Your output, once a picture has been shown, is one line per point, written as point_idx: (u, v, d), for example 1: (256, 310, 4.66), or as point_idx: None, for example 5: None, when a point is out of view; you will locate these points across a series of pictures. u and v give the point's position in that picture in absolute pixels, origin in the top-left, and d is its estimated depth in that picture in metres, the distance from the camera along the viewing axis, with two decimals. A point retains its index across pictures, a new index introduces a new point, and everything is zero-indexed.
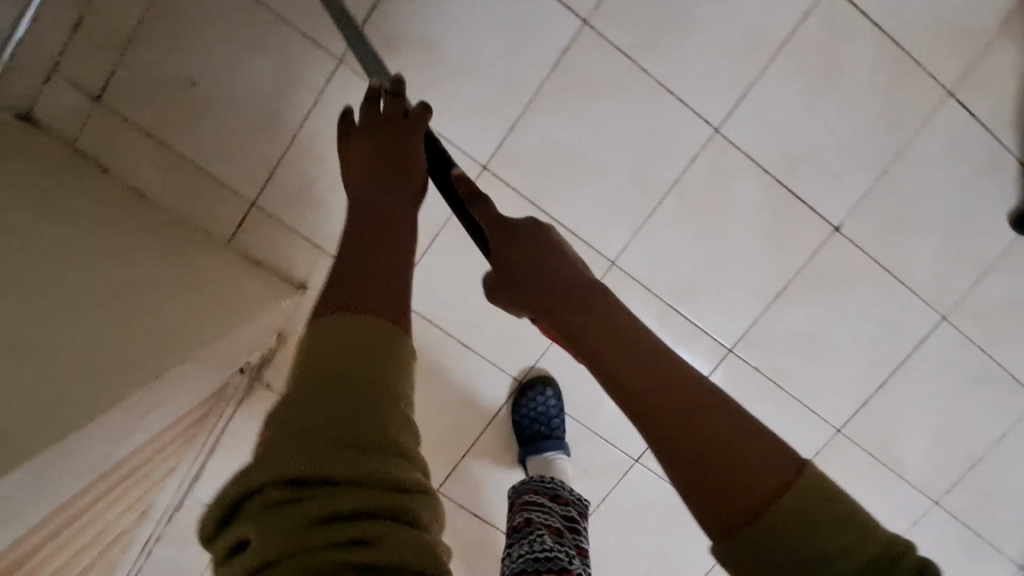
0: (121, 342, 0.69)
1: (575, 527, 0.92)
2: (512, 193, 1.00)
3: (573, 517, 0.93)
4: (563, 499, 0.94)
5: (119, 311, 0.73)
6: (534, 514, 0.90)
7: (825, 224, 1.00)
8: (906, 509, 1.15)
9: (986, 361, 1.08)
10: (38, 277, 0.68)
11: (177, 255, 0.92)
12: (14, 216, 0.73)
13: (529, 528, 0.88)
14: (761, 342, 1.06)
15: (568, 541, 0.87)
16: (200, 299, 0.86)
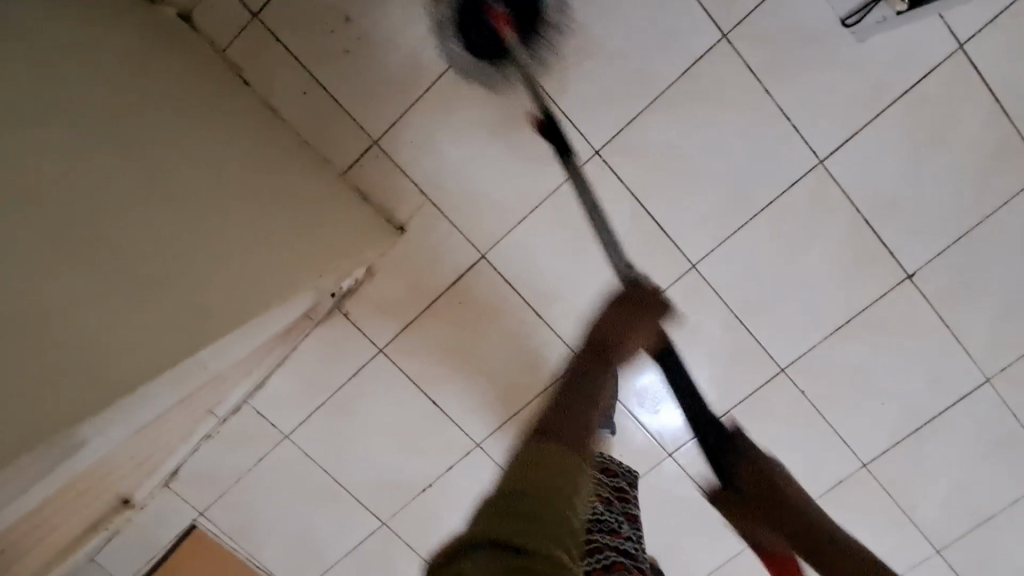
0: (211, 282, 0.70)
1: (625, 497, 0.99)
2: (617, 182, 1.06)
3: (622, 488, 1.00)
4: (611, 471, 1.02)
5: (181, 253, 0.68)
6: None
7: (899, 270, 1.06)
8: (908, 552, 1.22)
9: (1018, 430, 1.13)
10: (120, 194, 0.64)
11: (287, 187, 0.96)
12: (152, 118, 0.76)
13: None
14: (813, 368, 1.12)
15: (617, 508, 0.94)
16: (296, 242, 0.91)
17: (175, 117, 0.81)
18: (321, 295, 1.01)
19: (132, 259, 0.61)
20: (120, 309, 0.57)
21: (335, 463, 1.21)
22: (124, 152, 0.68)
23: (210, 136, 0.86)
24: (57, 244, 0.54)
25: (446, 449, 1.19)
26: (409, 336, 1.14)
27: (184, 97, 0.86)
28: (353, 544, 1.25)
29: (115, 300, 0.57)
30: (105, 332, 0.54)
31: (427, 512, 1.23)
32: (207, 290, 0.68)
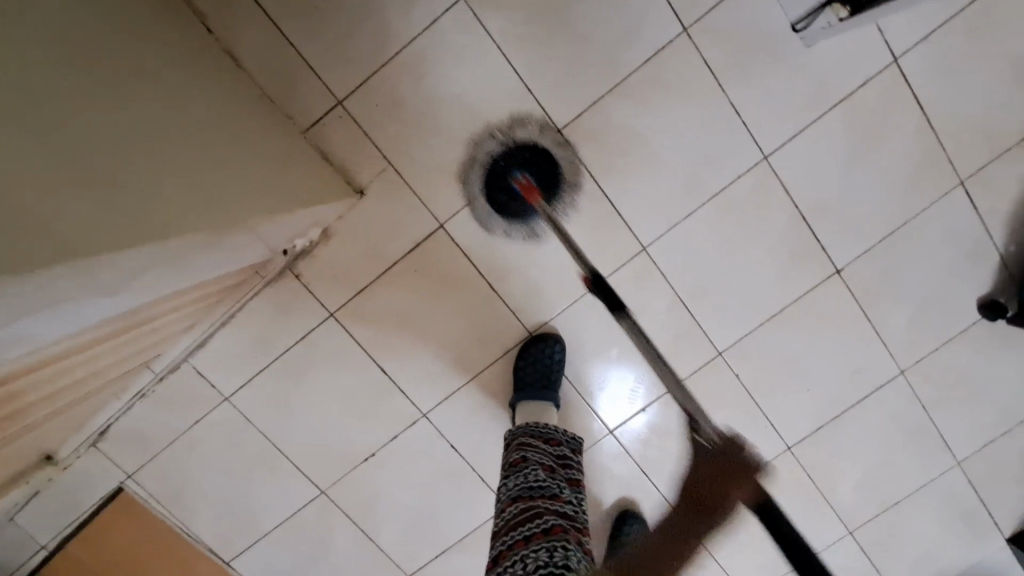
0: (170, 195, 0.67)
1: (568, 463, 1.02)
2: (575, 161, 1.09)
3: (564, 456, 1.03)
4: (555, 441, 1.04)
5: (147, 158, 0.66)
6: (530, 452, 1.00)
7: (830, 264, 1.14)
8: (824, 532, 1.32)
9: (925, 419, 1.24)
10: (98, 85, 0.63)
11: (221, 132, 0.86)
12: (128, 33, 0.75)
13: (526, 464, 0.97)
14: (748, 353, 1.18)
15: (560, 476, 0.97)
16: (225, 188, 0.80)
17: (146, 43, 0.78)
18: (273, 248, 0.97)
19: (99, 145, 0.59)
20: (84, 207, 0.53)
21: (275, 428, 1.18)
22: (86, 60, 0.62)
23: (143, 64, 0.74)
24: (32, 128, 0.51)
25: (388, 419, 1.18)
26: (361, 302, 1.12)
27: (150, 28, 0.82)
28: (289, 513, 1.22)
29: (77, 174, 0.54)
30: (61, 200, 0.51)
31: (369, 480, 1.21)
32: (167, 201, 0.66)
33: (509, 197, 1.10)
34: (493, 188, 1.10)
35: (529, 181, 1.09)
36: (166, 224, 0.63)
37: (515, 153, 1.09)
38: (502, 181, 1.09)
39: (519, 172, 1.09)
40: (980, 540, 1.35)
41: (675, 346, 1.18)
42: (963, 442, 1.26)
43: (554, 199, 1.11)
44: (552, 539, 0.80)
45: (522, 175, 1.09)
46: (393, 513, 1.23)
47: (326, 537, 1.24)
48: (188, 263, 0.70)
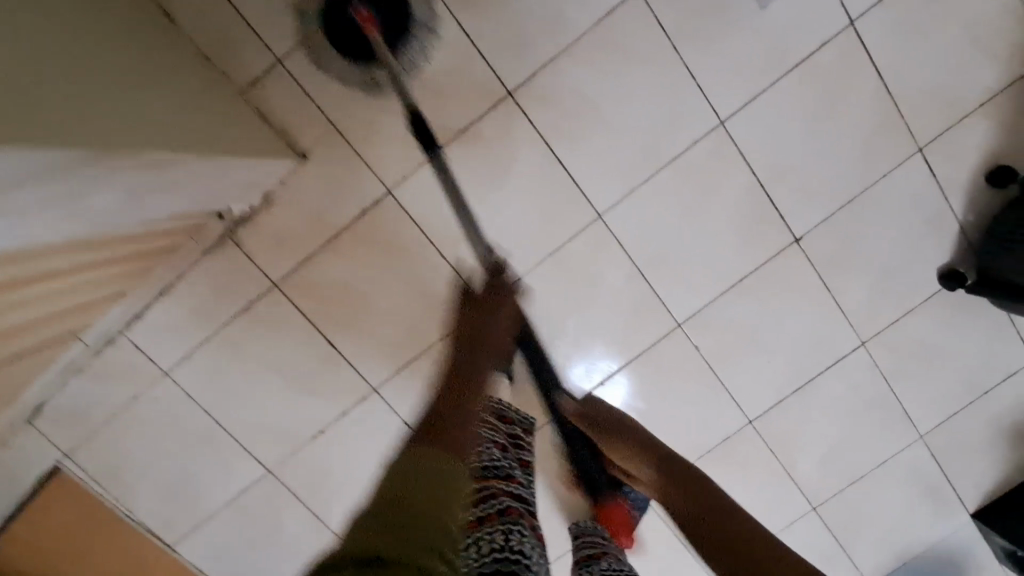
0: (59, 112, 0.61)
1: (520, 445, 0.98)
2: (528, 124, 1.05)
3: (516, 435, 0.99)
4: (508, 418, 1.01)
5: (32, 74, 0.60)
6: (484, 429, 0.94)
7: (789, 232, 1.12)
8: (788, 508, 1.30)
9: (886, 391, 1.23)
10: None
11: (120, 67, 0.78)
12: None
13: (478, 442, 0.91)
14: (708, 324, 1.16)
15: (513, 455, 0.92)
16: (129, 117, 0.72)
17: None
18: (195, 208, 0.89)
19: None
20: None
21: (220, 403, 1.13)
22: None
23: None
24: None
25: (337, 393, 1.14)
26: (307, 271, 1.08)
27: None
28: (236, 493, 1.18)
29: None
30: None
31: (319, 459, 1.17)
32: (56, 116, 0.60)
33: (352, 26, 0.95)
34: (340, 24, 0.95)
35: (366, 13, 0.92)
36: (53, 137, 0.57)
37: None
38: (343, 14, 0.95)
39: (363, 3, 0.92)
40: (943, 514, 1.34)
41: (634, 318, 1.15)
42: (924, 415, 1.26)
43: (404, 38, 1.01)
44: (508, 521, 0.76)
45: (361, 6, 0.92)
46: (344, 492, 1.19)
47: (274, 519, 1.19)
48: (79, 178, 0.61)
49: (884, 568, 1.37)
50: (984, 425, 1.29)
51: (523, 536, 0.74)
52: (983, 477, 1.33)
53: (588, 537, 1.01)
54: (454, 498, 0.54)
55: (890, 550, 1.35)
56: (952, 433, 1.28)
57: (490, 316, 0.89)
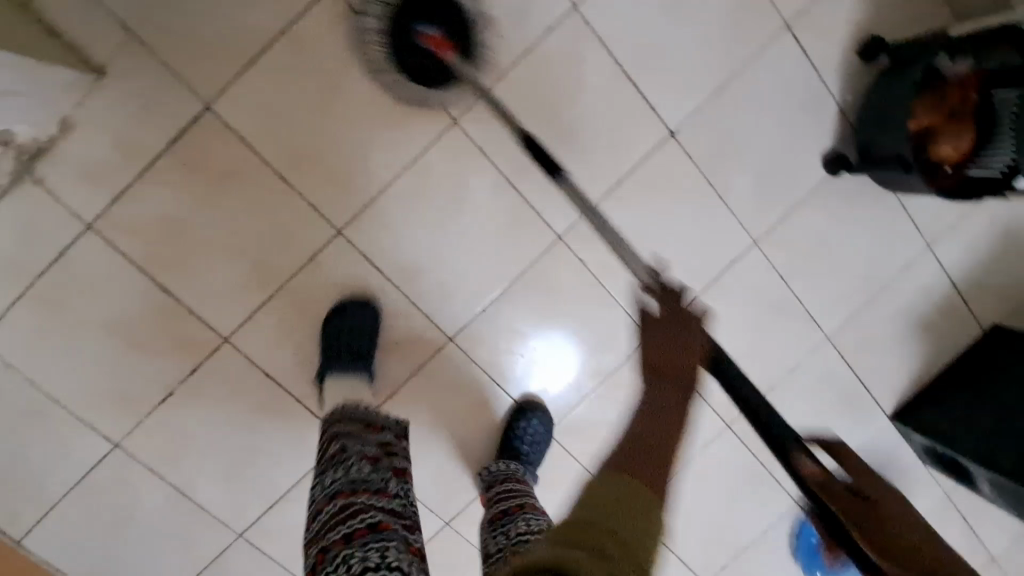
0: None
1: (394, 452, 0.81)
2: (357, 19, 0.93)
3: (388, 441, 0.82)
4: (377, 424, 0.84)
5: None
6: (348, 441, 0.79)
7: (662, 125, 1.06)
8: (701, 429, 1.23)
9: (785, 292, 1.19)
10: None
11: None
12: None
13: (345, 455, 0.76)
14: (591, 233, 1.10)
15: (386, 466, 0.77)
16: None
17: None
18: None
19: None
20: None
21: (45, 374, 0.98)
22: None
23: None
24: None
25: (185, 348, 1.01)
26: (126, 208, 0.94)
27: None
28: (79, 477, 1.03)
29: None
30: None
31: (175, 425, 1.03)
32: None
33: (415, 59, 0.94)
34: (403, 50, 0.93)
35: (440, 34, 0.91)
36: None
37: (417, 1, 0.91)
38: (409, 37, 0.92)
39: (426, 25, 0.91)
40: (860, 420, 1.30)
41: (512, 234, 1.07)
42: (827, 315, 1.22)
43: (470, 42, 0.95)
44: (381, 536, 0.66)
45: (429, 29, 0.91)
46: (210, 461, 1.06)
47: (130, 501, 1.05)
48: None
49: None
50: (889, 322, 1.26)
51: (397, 556, 0.64)
52: (896, 377, 1.30)
53: (502, 490, 0.96)
54: (635, 504, 0.51)
55: None
56: (858, 332, 1.25)
57: (682, 329, 0.66)
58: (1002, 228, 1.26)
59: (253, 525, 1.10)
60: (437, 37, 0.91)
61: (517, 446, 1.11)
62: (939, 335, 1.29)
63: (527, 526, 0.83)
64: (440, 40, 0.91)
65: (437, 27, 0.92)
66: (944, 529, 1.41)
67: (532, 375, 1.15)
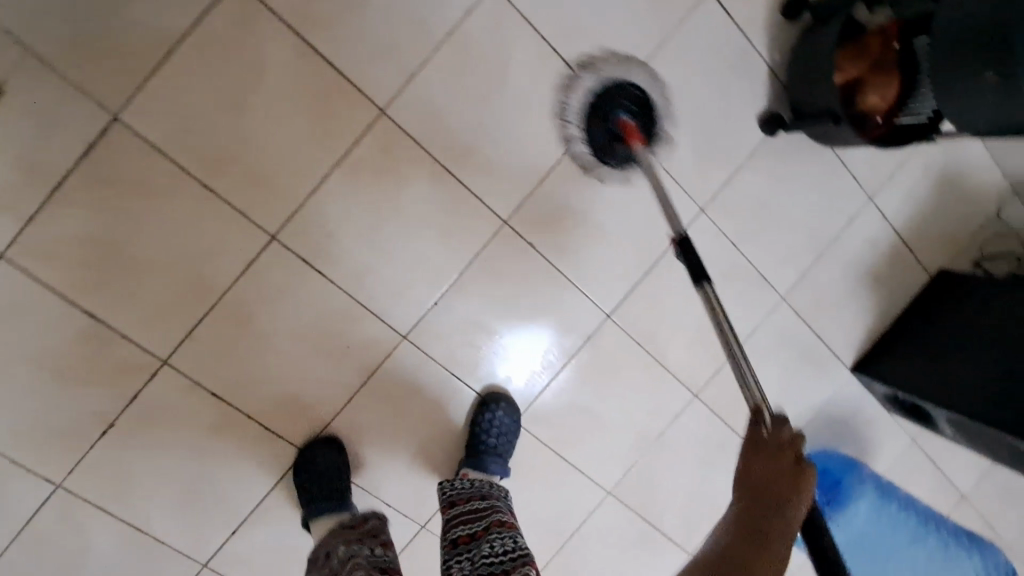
0: None
1: (382, 539, 0.91)
2: (269, 14, 0.90)
3: (371, 530, 0.93)
4: (360, 524, 0.95)
5: None
6: (332, 542, 0.91)
7: (597, 98, 1.06)
8: (670, 403, 1.23)
9: (737, 257, 1.20)
10: None
11: None
12: None
13: (330, 551, 0.88)
14: (537, 216, 1.09)
15: (375, 548, 0.87)
16: None
17: None
18: None
19: None
20: None
21: None
22: None
23: None
24: None
25: (123, 374, 0.95)
26: (40, 232, 0.88)
27: None
28: (20, 526, 0.96)
29: None
30: None
31: (121, 458, 0.98)
32: None
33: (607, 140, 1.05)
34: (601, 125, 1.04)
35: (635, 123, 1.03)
36: None
37: (614, 94, 1.04)
38: (609, 119, 1.04)
39: (624, 111, 1.03)
40: (823, 376, 1.32)
41: (458, 222, 1.05)
42: (780, 276, 1.23)
43: (655, 129, 1.07)
44: None
45: (627, 116, 1.03)
46: (164, 492, 1.01)
47: (81, 544, 0.99)
48: None
49: None
50: (841, 277, 1.27)
51: None
52: (853, 330, 1.32)
53: (464, 508, 0.92)
54: None
55: None
56: (812, 290, 1.26)
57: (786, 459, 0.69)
58: (937, 175, 1.29)
59: (217, 554, 1.05)
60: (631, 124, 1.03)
61: (483, 440, 1.08)
62: (890, 284, 1.31)
63: (492, 550, 0.80)
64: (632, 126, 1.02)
65: (632, 115, 1.04)
66: (917, 475, 1.43)
67: (501, 365, 1.13)
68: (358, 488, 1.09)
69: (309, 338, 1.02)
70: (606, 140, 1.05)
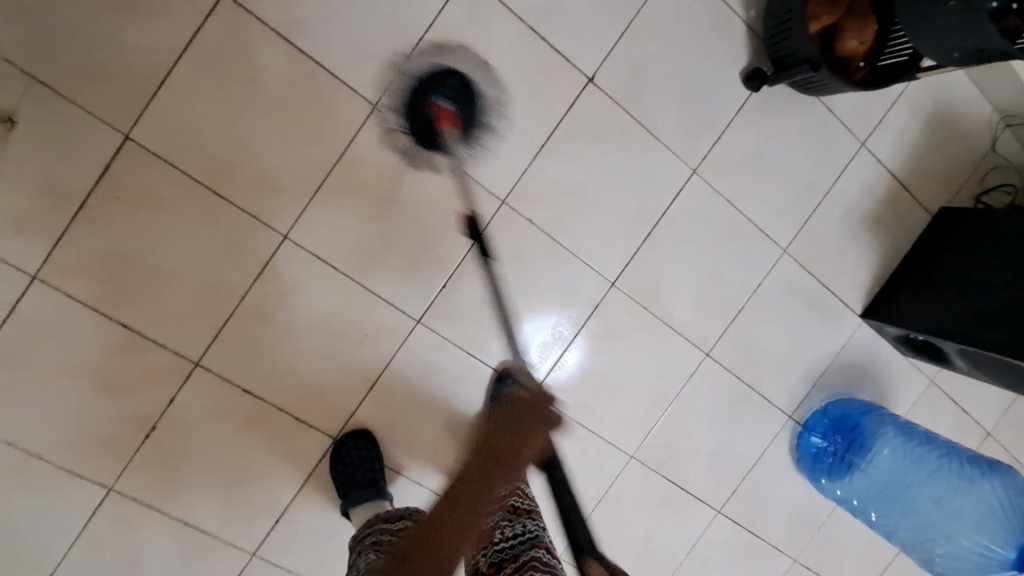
0: None
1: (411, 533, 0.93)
2: (259, 26, 0.96)
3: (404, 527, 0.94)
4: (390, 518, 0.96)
5: None
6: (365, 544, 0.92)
7: (579, 73, 1.10)
8: (681, 363, 1.26)
9: (734, 214, 1.22)
10: None
11: None
12: None
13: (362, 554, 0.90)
14: (533, 194, 1.12)
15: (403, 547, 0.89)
16: None
17: None
18: None
19: None
20: None
21: (20, 432, 0.97)
22: None
23: None
24: None
25: (156, 378, 1.01)
26: (68, 251, 0.94)
27: None
28: (75, 533, 1.01)
29: None
30: None
31: (163, 458, 1.04)
32: None
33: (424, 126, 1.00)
34: (414, 110, 1.01)
35: (452, 110, 0.98)
36: None
37: (444, 79, 1.00)
38: (424, 106, 1.00)
39: (439, 95, 0.99)
40: (831, 323, 1.33)
41: (458, 206, 1.09)
42: (779, 228, 1.25)
43: (473, 120, 1.03)
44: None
45: (444, 102, 0.98)
46: (207, 489, 1.06)
47: (135, 544, 1.04)
48: None
49: (798, 398, 1.34)
50: (839, 224, 1.29)
51: None
52: (859, 276, 1.33)
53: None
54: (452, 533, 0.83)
55: (794, 374, 1.33)
56: (812, 240, 1.28)
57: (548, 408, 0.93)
58: (924, 114, 1.30)
59: (263, 544, 1.10)
60: (447, 109, 0.98)
61: None
62: (890, 227, 1.33)
63: (502, 535, 0.84)
64: (447, 114, 0.98)
65: (450, 100, 0.99)
66: (938, 414, 1.44)
67: (528, 354, 1.18)
68: (388, 470, 1.14)
69: (326, 330, 1.07)
70: (422, 121, 1.01)
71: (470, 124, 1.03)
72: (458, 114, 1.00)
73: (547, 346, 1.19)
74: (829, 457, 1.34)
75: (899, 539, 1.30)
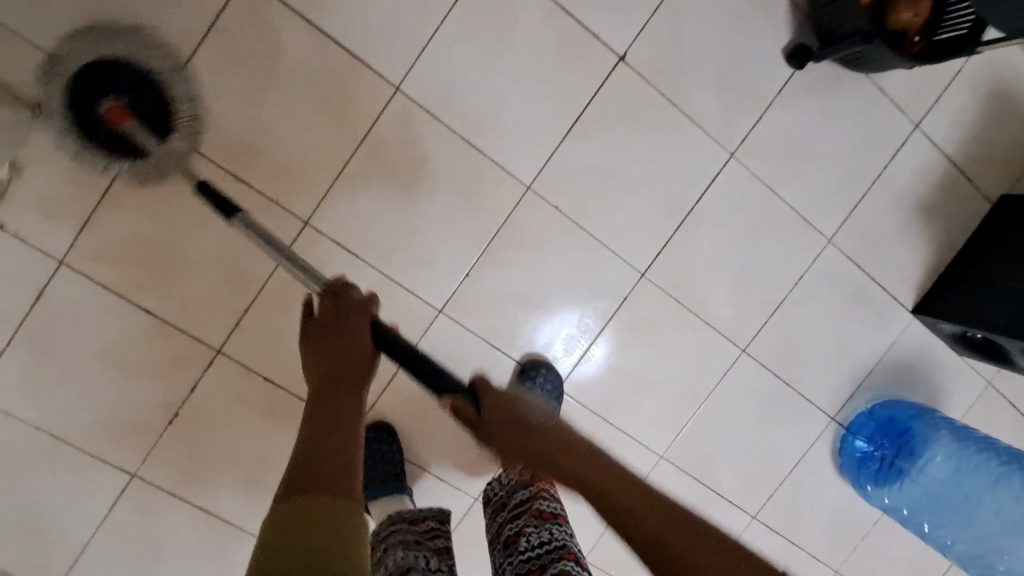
0: None
1: (438, 537, 0.87)
2: (282, 7, 0.94)
3: (433, 528, 0.88)
4: (419, 519, 0.90)
5: None
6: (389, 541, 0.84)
7: (610, 52, 1.05)
8: (716, 358, 1.19)
9: (774, 200, 1.15)
10: None
11: None
12: None
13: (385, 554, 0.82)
14: (560, 179, 1.08)
15: (430, 549, 0.83)
16: None
17: None
18: None
19: None
20: None
21: (47, 416, 0.98)
22: None
23: None
24: None
25: (179, 365, 1.01)
26: (93, 236, 0.95)
27: None
28: (100, 517, 1.02)
29: None
30: None
31: (186, 445, 1.03)
32: None
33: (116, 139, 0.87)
34: (100, 124, 0.87)
35: (121, 107, 0.85)
36: None
37: (82, 81, 0.86)
38: (89, 117, 0.87)
39: (100, 100, 0.86)
40: (880, 319, 1.24)
41: (482, 192, 1.06)
42: (822, 216, 1.18)
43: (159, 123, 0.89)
44: None
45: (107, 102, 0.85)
46: (228, 477, 1.06)
47: (158, 531, 1.04)
48: None
49: (842, 398, 1.26)
50: (889, 211, 1.20)
51: None
52: (911, 268, 1.24)
53: (509, 505, 0.86)
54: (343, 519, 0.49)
55: (838, 373, 1.25)
56: (859, 230, 1.20)
57: (348, 324, 0.67)
58: (986, 94, 1.20)
59: None
60: (119, 109, 0.85)
61: None
62: (945, 215, 1.23)
63: (528, 544, 0.78)
64: (121, 113, 0.85)
65: (111, 99, 0.86)
66: (997, 419, 1.33)
67: (553, 346, 1.14)
68: (408, 463, 1.11)
69: None
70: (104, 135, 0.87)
71: (159, 121, 0.89)
72: (131, 110, 0.86)
73: (574, 340, 1.14)
74: (875, 462, 1.25)
75: (955, 552, 1.22)
